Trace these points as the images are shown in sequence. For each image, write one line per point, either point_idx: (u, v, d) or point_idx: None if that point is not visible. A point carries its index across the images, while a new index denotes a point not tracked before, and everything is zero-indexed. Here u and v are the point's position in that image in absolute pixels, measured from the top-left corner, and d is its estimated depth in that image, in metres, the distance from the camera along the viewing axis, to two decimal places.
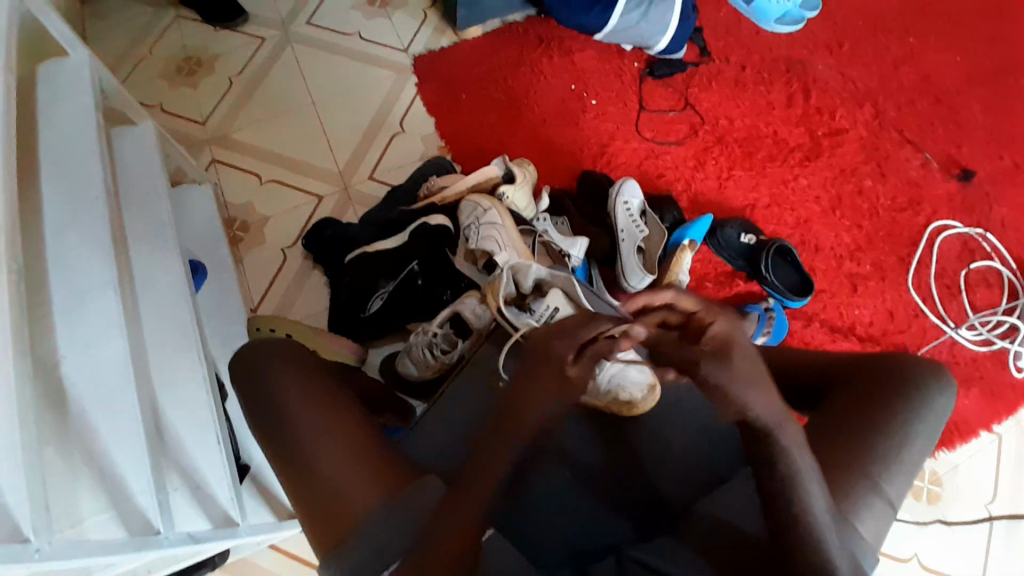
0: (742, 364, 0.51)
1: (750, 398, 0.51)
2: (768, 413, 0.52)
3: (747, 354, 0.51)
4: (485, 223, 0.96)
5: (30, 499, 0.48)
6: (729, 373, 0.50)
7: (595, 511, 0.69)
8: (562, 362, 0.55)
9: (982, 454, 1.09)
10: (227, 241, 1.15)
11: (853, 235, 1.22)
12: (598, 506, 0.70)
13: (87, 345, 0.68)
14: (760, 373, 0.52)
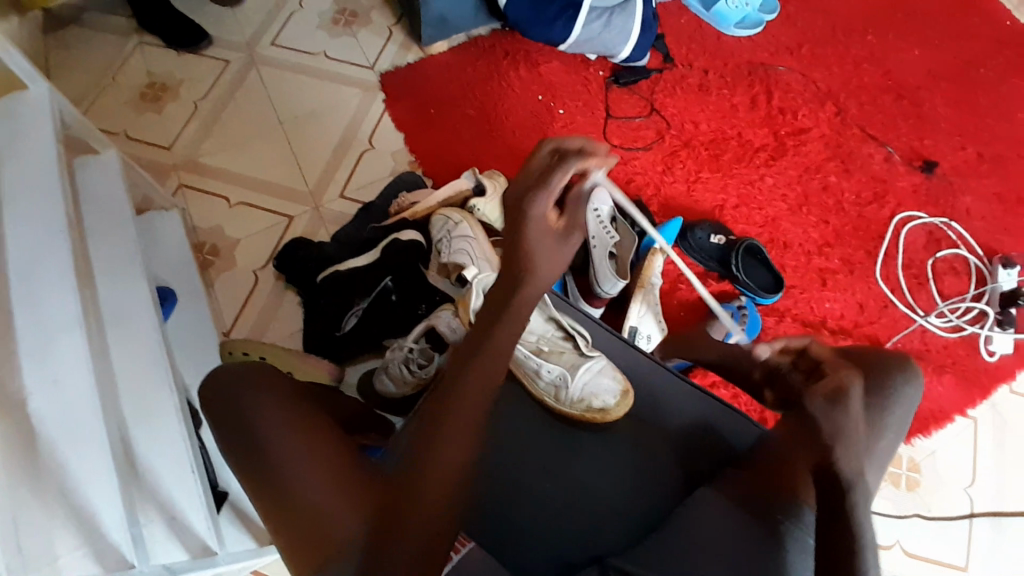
0: (854, 411, 0.59)
1: (840, 437, 0.58)
2: (855, 462, 0.57)
3: (860, 406, 0.60)
4: (456, 236, 0.96)
5: None
6: (837, 408, 0.59)
7: (577, 518, 0.69)
8: (544, 217, 0.63)
9: (958, 438, 1.12)
10: (197, 266, 1.13)
11: (821, 231, 1.25)
12: (585, 514, 0.69)
13: (54, 381, 0.66)
14: (864, 439, 0.59)
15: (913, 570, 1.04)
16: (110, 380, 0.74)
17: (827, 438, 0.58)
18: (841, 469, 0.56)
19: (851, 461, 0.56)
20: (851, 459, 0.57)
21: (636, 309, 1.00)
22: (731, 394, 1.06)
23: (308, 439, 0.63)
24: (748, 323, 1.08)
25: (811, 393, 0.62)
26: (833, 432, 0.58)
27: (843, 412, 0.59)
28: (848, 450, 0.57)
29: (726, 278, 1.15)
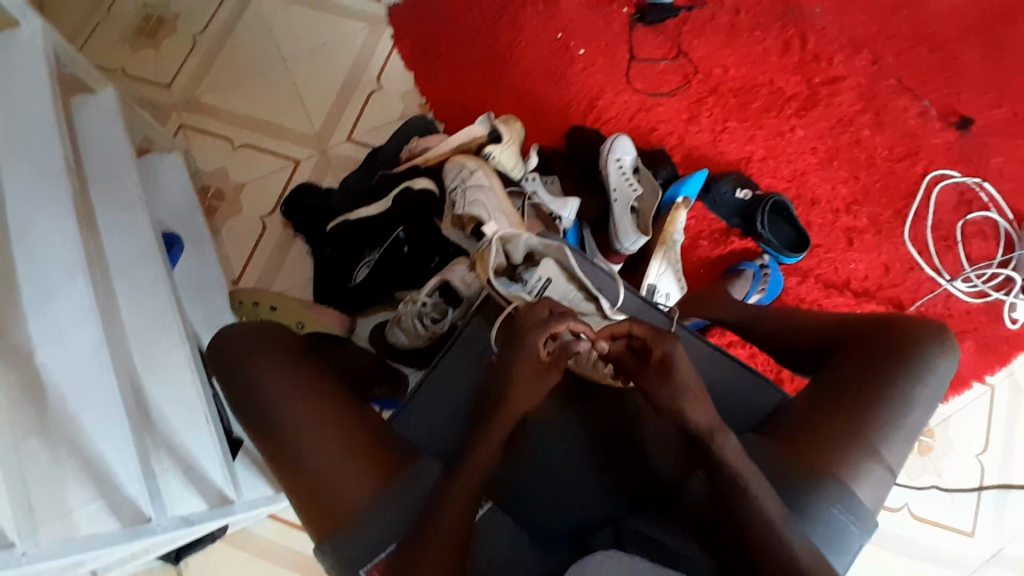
0: (684, 377, 0.60)
1: (684, 401, 0.59)
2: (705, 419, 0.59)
3: (689, 376, 0.60)
4: (471, 186, 0.91)
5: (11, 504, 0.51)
6: (668, 383, 0.60)
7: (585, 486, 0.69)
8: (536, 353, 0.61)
9: (974, 404, 1.10)
10: (203, 212, 1.10)
11: (850, 187, 1.19)
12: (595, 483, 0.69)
13: (62, 334, 0.65)
14: (701, 393, 0.60)
15: (918, 531, 1.05)
16: (120, 333, 0.73)
17: (674, 401, 0.59)
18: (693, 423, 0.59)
19: (702, 415, 0.59)
20: (702, 418, 0.59)
21: (655, 267, 0.96)
22: (748, 354, 1.04)
23: (325, 412, 0.63)
24: (769, 285, 1.06)
25: (646, 370, 0.61)
26: (677, 397, 0.59)
27: (675, 382, 0.59)
28: (693, 408, 0.59)
29: (749, 235, 1.11)
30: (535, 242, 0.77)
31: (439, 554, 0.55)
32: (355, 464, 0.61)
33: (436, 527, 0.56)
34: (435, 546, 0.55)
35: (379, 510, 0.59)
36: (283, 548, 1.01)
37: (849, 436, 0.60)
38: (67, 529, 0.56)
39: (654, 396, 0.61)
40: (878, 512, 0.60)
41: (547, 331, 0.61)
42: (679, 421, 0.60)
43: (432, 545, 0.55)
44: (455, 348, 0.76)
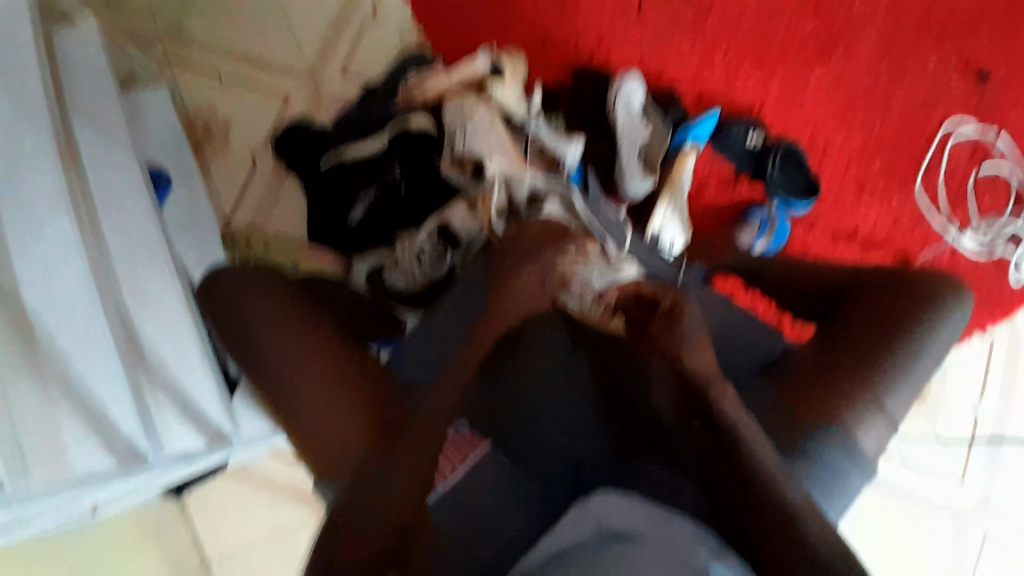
0: (690, 327, 0.63)
1: (684, 348, 0.61)
2: (709, 371, 0.59)
3: (694, 326, 0.64)
4: (472, 123, 0.87)
5: None
6: (673, 329, 0.63)
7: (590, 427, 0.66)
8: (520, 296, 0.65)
9: (974, 356, 1.10)
10: (191, 148, 1.05)
11: (865, 133, 1.15)
12: None
13: (49, 279, 0.69)
14: (705, 343, 0.63)
15: (907, 475, 1.08)
16: (106, 269, 0.70)
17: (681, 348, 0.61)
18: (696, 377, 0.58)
19: (700, 363, 0.60)
20: (706, 368, 0.60)
21: (661, 211, 0.94)
22: (750, 301, 1.02)
23: (316, 354, 0.62)
24: (776, 231, 1.04)
25: (651, 319, 0.64)
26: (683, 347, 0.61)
27: (680, 330, 0.63)
28: (694, 355, 0.60)
29: (757, 180, 1.07)
30: (539, 183, 0.77)
31: (387, 518, 0.53)
32: (327, 404, 0.60)
33: (389, 488, 0.54)
34: (384, 509, 0.53)
35: (349, 450, 0.59)
36: (284, 484, 1.03)
37: (858, 379, 0.60)
38: (58, 465, 0.61)
39: (660, 342, 0.63)
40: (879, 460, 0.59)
41: (561, 254, 0.67)
42: (685, 369, 0.60)
43: (379, 507, 0.53)
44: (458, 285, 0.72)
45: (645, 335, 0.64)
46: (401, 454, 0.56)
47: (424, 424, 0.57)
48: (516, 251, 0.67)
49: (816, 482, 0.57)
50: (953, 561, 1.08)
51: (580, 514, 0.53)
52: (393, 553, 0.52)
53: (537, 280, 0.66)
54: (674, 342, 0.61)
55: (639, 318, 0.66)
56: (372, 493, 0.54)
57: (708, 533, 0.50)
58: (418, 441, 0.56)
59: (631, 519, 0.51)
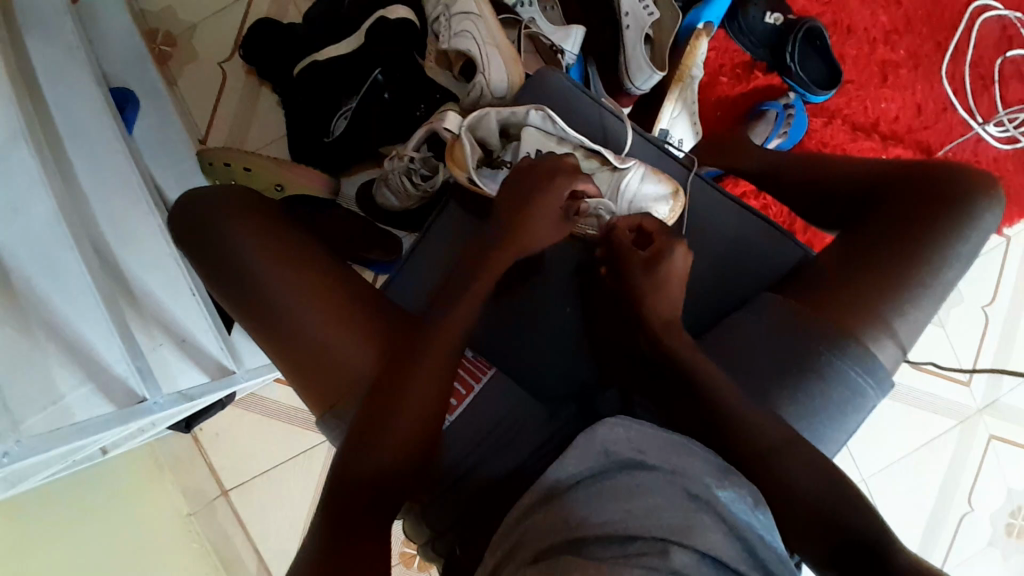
0: (672, 271, 0.62)
1: (653, 292, 0.62)
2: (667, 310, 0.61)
3: (677, 269, 0.62)
4: (456, 14, 0.78)
5: None
6: (653, 274, 0.62)
7: (590, 347, 0.68)
8: (540, 217, 0.60)
9: (987, 257, 1.07)
10: (153, 59, 0.96)
11: (890, 13, 1.04)
12: (600, 343, 0.68)
13: (13, 206, 0.60)
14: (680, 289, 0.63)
15: (917, 381, 1.06)
16: (78, 202, 0.67)
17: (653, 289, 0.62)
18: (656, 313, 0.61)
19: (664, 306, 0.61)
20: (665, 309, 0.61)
21: (669, 111, 0.87)
22: (760, 205, 0.98)
23: (308, 277, 0.59)
24: (792, 128, 0.97)
25: (635, 256, 0.63)
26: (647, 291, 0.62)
27: (659, 277, 0.62)
28: (659, 298, 0.61)
29: (775, 70, 0.99)
30: (506, 115, 0.67)
31: (412, 429, 0.54)
32: (322, 356, 0.58)
33: (408, 403, 0.54)
34: (408, 421, 0.54)
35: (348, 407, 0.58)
36: (292, 409, 1.04)
37: (873, 301, 0.58)
38: (62, 415, 0.54)
39: (643, 281, 0.62)
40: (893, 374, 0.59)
41: (571, 180, 0.61)
42: (663, 312, 0.61)
43: (403, 421, 0.54)
44: (445, 209, 0.71)
45: (624, 278, 0.63)
46: (391, 427, 0.53)
47: (424, 379, 0.54)
48: (526, 171, 0.62)
49: (817, 418, 0.58)
50: (957, 464, 1.07)
51: (585, 439, 0.50)
52: (415, 460, 0.54)
53: (550, 209, 0.61)
54: (647, 289, 0.62)
55: (623, 252, 0.63)
56: (372, 451, 0.53)
57: (708, 454, 0.50)
58: (429, 362, 0.55)
59: (636, 442, 0.49)
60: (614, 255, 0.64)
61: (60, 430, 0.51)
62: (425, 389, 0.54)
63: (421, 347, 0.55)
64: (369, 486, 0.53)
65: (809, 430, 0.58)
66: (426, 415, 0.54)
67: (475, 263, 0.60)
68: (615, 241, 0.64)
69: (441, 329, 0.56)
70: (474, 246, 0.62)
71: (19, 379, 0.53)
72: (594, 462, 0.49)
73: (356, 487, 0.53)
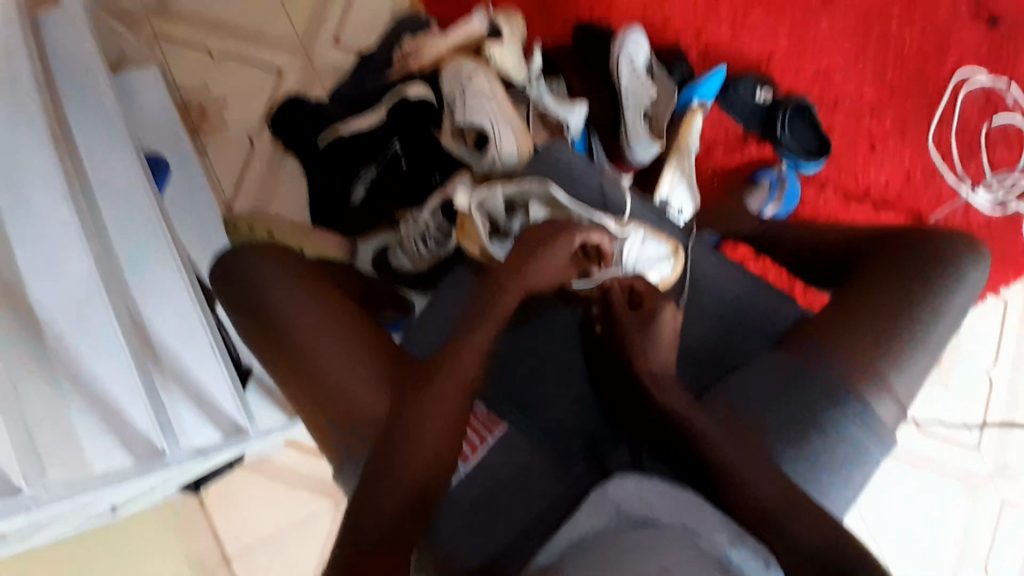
0: (661, 334, 0.65)
1: (643, 351, 0.64)
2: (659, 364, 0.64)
3: (666, 330, 0.66)
4: (469, 93, 0.85)
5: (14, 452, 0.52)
6: (643, 333, 0.65)
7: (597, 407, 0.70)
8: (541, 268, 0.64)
9: (986, 318, 1.09)
10: (186, 130, 1.03)
11: (876, 88, 1.11)
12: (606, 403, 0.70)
13: (50, 266, 0.64)
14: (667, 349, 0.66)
15: (925, 445, 1.06)
16: (110, 261, 0.70)
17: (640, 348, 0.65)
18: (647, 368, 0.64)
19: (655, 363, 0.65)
20: (655, 365, 0.64)
21: (668, 179, 0.91)
22: (761, 267, 1.01)
23: (330, 318, 0.62)
24: (786, 194, 1.02)
25: (626, 315, 0.66)
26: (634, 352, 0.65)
27: (652, 333, 0.65)
28: (649, 357, 0.64)
29: (766, 142, 1.05)
30: (512, 190, 0.72)
31: (424, 467, 0.56)
32: (338, 397, 0.60)
33: (421, 441, 0.56)
34: (421, 459, 0.56)
35: (358, 452, 0.59)
36: (300, 469, 1.04)
37: (876, 355, 0.60)
38: (82, 467, 0.58)
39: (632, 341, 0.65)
40: (895, 430, 0.61)
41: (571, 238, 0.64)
42: (650, 366, 0.64)
43: (417, 458, 0.56)
44: (457, 273, 0.76)
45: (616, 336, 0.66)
46: (405, 465, 0.55)
47: (436, 417, 0.57)
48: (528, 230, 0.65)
49: (823, 475, 0.59)
50: (971, 530, 1.05)
51: (597, 496, 0.52)
52: (427, 498, 0.56)
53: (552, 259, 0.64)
54: (637, 347, 0.65)
55: (616, 314, 0.66)
56: (386, 489, 0.54)
57: (721, 515, 0.50)
58: (440, 402, 0.58)
59: (647, 497, 0.51)
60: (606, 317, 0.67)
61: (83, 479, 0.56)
62: (430, 439, 0.56)
63: (434, 388, 0.58)
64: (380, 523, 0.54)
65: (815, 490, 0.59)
66: (432, 465, 0.56)
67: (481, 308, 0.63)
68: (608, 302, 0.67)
69: (453, 370, 0.59)
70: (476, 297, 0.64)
71: (48, 429, 0.57)
72: (605, 519, 0.50)
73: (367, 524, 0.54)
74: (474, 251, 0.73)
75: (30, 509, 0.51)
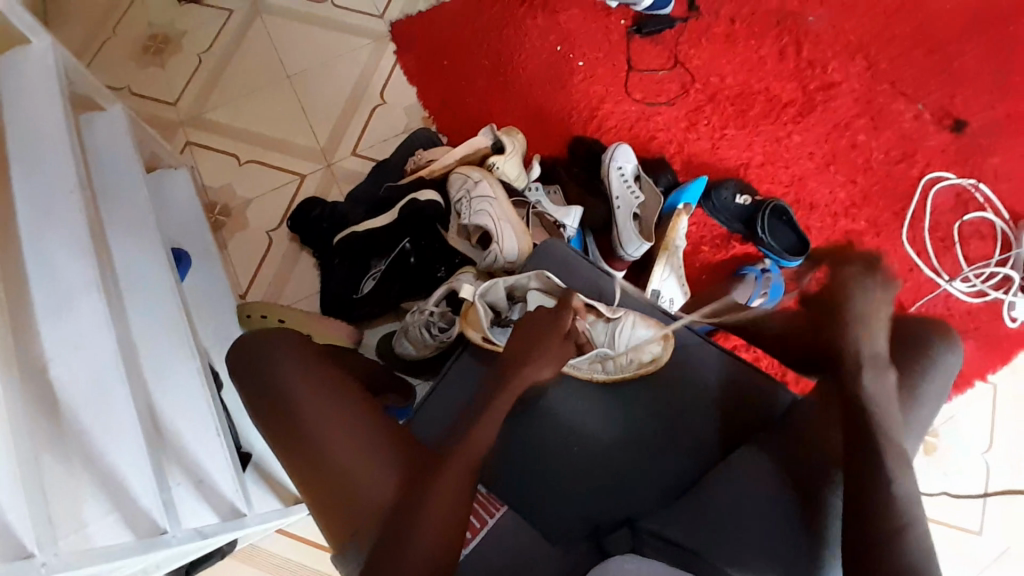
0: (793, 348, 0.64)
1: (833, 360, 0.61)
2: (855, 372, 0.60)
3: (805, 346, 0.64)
4: (476, 196, 0.93)
5: (31, 513, 0.49)
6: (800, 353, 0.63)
7: (594, 492, 0.71)
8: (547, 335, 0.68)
9: (979, 404, 1.11)
10: (209, 227, 1.11)
11: (848, 191, 1.21)
12: (607, 489, 0.71)
13: (75, 345, 0.66)
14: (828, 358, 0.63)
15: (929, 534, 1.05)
16: (130, 344, 0.73)
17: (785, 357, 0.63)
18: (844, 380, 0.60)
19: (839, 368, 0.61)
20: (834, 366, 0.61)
21: (660, 273, 0.98)
22: (752, 357, 1.06)
23: (338, 406, 0.65)
24: (772, 288, 1.08)
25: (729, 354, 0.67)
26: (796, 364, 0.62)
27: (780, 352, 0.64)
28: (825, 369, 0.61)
29: (750, 240, 1.13)
30: (513, 282, 0.77)
31: (432, 555, 0.56)
32: (345, 484, 0.61)
33: (427, 527, 0.57)
34: (428, 546, 0.57)
35: (362, 541, 0.60)
36: (293, 561, 1.01)
37: (883, 438, 0.59)
38: (82, 541, 0.56)
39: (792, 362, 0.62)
40: None
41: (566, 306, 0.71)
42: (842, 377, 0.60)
43: (425, 545, 0.57)
44: (460, 363, 0.78)
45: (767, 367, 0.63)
46: (411, 551, 0.56)
47: (441, 503, 0.59)
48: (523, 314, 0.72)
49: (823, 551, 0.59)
50: None
51: (597, 572, 0.52)
52: None
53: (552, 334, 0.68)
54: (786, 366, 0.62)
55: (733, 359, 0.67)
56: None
57: None
58: (445, 487, 0.59)
59: None
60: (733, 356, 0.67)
61: (84, 553, 0.54)
62: (434, 536, 0.57)
63: (438, 474, 0.60)
64: None
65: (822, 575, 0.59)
66: (435, 562, 0.56)
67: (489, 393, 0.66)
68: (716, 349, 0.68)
69: (459, 457, 0.61)
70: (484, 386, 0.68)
71: (57, 499, 0.57)
72: None
73: None
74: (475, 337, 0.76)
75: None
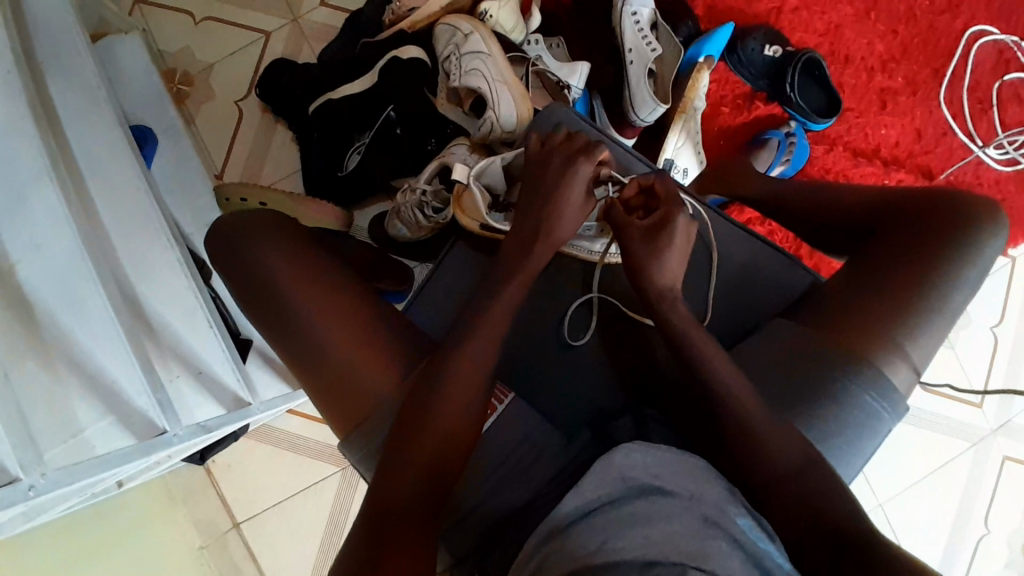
0: (674, 237, 0.61)
1: (658, 259, 0.61)
2: (666, 278, 0.61)
3: (680, 236, 0.61)
4: (467, 52, 0.81)
5: (10, 435, 0.47)
6: (654, 242, 0.61)
7: (600, 376, 0.69)
8: (566, 205, 0.63)
9: (992, 279, 1.08)
10: (171, 98, 0.99)
11: (887, 42, 1.07)
12: (615, 372, 0.69)
13: (38, 243, 0.60)
14: (671, 255, 0.61)
15: (928, 405, 1.06)
16: (101, 238, 0.67)
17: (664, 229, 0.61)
18: (655, 281, 0.61)
19: (665, 276, 0.61)
20: (668, 274, 0.61)
21: (673, 142, 0.89)
22: (766, 231, 1.00)
23: (336, 301, 0.60)
24: (796, 154, 0.99)
25: (631, 221, 0.62)
26: (665, 246, 0.61)
27: (659, 243, 0.61)
28: (665, 265, 0.61)
29: (775, 100, 1.02)
30: (511, 159, 0.70)
31: (440, 452, 0.54)
32: (346, 379, 0.59)
33: (433, 427, 0.54)
34: (434, 445, 0.54)
35: (370, 436, 0.58)
36: (303, 438, 1.04)
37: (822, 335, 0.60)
38: (81, 448, 0.53)
39: (647, 242, 0.61)
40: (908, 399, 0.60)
41: (590, 162, 0.64)
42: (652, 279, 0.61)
43: (433, 444, 0.54)
44: (455, 252, 0.72)
45: (623, 242, 0.62)
46: (420, 446, 0.54)
47: (457, 400, 0.55)
48: (534, 182, 0.64)
49: (836, 441, 0.58)
50: (972, 487, 1.06)
51: (603, 465, 0.51)
52: (436, 484, 0.54)
53: (573, 202, 0.63)
54: (641, 248, 0.61)
55: (624, 221, 0.63)
56: (395, 482, 0.53)
57: (725, 485, 0.50)
58: (458, 383, 0.55)
59: (654, 467, 0.50)
60: (617, 221, 0.63)
61: (83, 463, 0.50)
62: (441, 433, 0.54)
63: (447, 366, 0.56)
64: (396, 519, 0.52)
65: (829, 453, 0.58)
66: (445, 461, 0.54)
67: (498, 284, 0.61)
68: (613, 208, 0.64)
69: (468, 351, 0.57)
70: (490, 275, 0.63)
71: (38, 409, 0.52)
72: (614, 488, 0.50)
73: (383, 521, 0.52)
74: (474, 227, 0.70)
75: (27, 498, 0.45)
